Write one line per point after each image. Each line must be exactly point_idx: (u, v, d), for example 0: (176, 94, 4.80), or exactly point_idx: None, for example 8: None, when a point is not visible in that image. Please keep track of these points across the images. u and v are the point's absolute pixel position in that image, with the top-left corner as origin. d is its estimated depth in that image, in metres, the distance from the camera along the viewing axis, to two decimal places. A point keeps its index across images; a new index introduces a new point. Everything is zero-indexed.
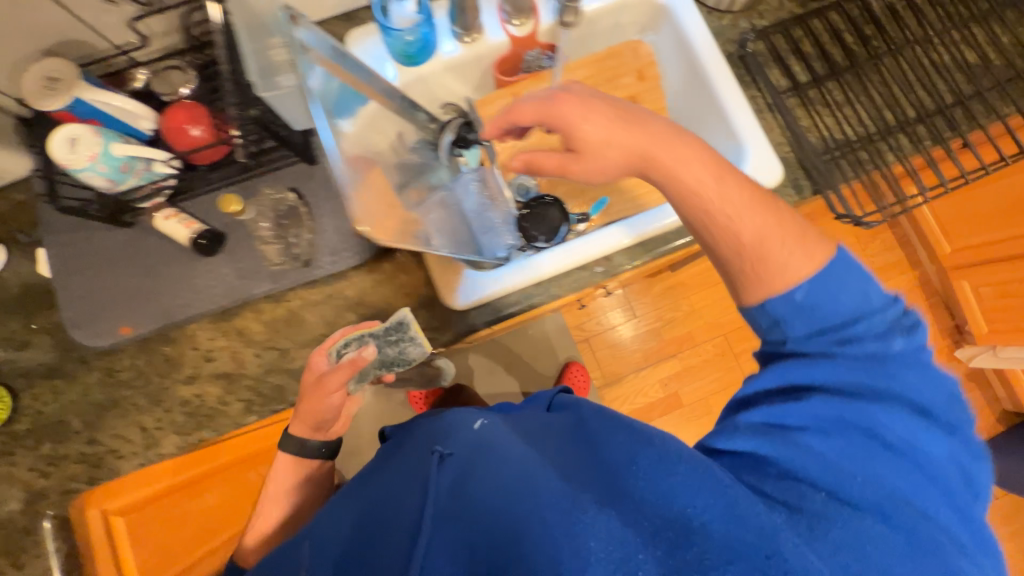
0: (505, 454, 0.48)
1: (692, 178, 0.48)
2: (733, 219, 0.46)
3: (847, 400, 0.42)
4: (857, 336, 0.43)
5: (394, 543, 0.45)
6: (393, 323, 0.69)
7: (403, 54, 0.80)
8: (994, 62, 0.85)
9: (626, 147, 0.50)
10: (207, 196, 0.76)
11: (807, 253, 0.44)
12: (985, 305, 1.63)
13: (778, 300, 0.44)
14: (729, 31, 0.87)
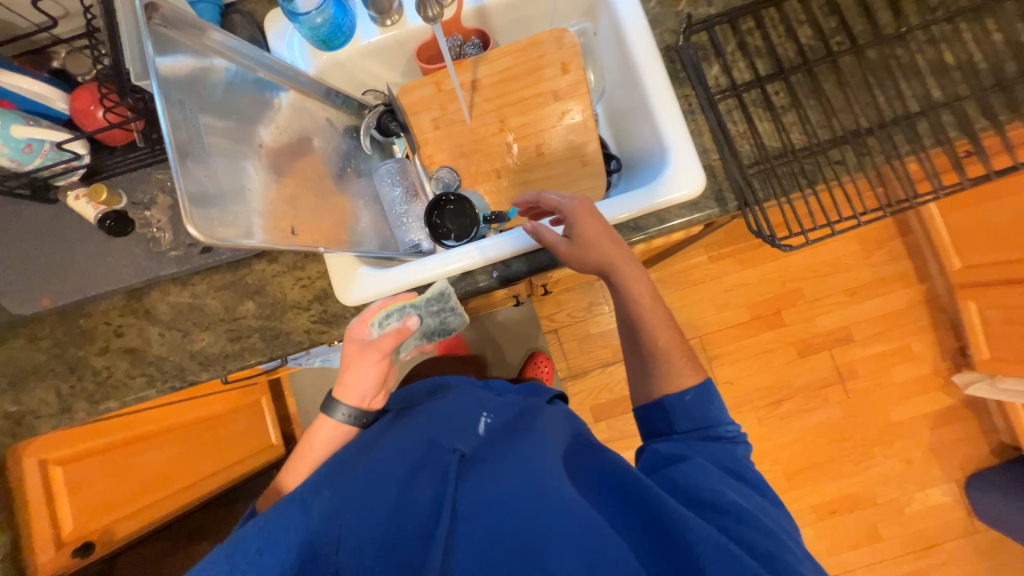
0: (520, 458, 0.59)
1: (637, 295, 0.70)
2: (649, 325, 0.70)
3: (713, 459, 0.61)
4: (713, 429, 0.63)
5: (415, 524, 0.54)
6: (434, 295, 0.72)
7: (317, 40, 0.77)
8: (979, 65, 0.74)
9: (603, 253, 0.67)
10: (122, 178, 0.79)
11: (692, 366, 0.67)
12: (989, 330, 1.50)
13: (670, 395, 0.65)
14: (669, 19, 0.79)
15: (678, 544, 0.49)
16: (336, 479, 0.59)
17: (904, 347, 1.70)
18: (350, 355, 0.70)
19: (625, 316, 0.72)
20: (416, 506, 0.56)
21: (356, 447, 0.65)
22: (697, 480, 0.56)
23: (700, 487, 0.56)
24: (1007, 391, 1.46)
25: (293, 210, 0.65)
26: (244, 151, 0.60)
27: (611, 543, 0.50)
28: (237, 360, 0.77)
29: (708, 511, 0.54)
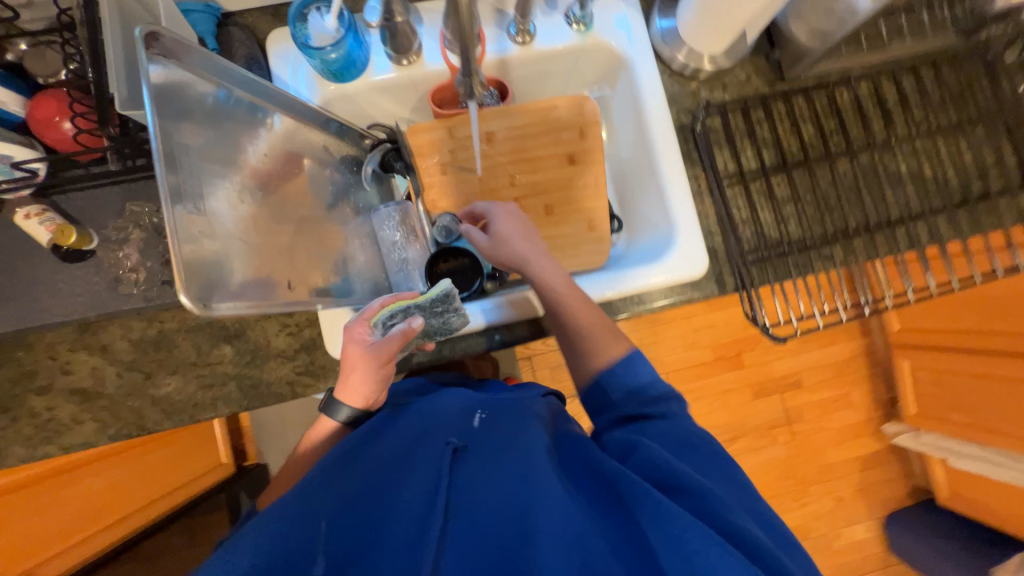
0: (513, 454, 0.56)
1: (553, 283, 0.68)
2: (572, 309, 0.67)
3: (671, 441, 0.56)
4: (660, 404, 0.61)
5: (397, 524, 0.50)
6: (440, 295, 0.61)
7: (328, 72, 0.73)
8: (951, 181, 0.81)
9: (515, 250, 0.70)
10: (84, 194, 0.69)
11: (614, 335, 0.67)
12: (918, 387, 1.67)
13: (601, 370, 0.65)
14: (686, 98, 0.82)
15: (662, 526, 0.45)
16: (323, 485, 0.55)
17: (846, 395, 1.85)
18: (350, 356, 0.64)
19: (548, 305, 0.68)
20: (400, 504, 0.52)
21: (344, 450, 0.60)
22: (664, 460, 0.52)
23: (670, 465, 0.51)
24: (929, 445, 1.63)
25: (266, 236, 0.61)
26: (221, 167, 0.57)
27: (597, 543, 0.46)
28: (207, 409, 0.70)
29: (682, 496, 0.49)
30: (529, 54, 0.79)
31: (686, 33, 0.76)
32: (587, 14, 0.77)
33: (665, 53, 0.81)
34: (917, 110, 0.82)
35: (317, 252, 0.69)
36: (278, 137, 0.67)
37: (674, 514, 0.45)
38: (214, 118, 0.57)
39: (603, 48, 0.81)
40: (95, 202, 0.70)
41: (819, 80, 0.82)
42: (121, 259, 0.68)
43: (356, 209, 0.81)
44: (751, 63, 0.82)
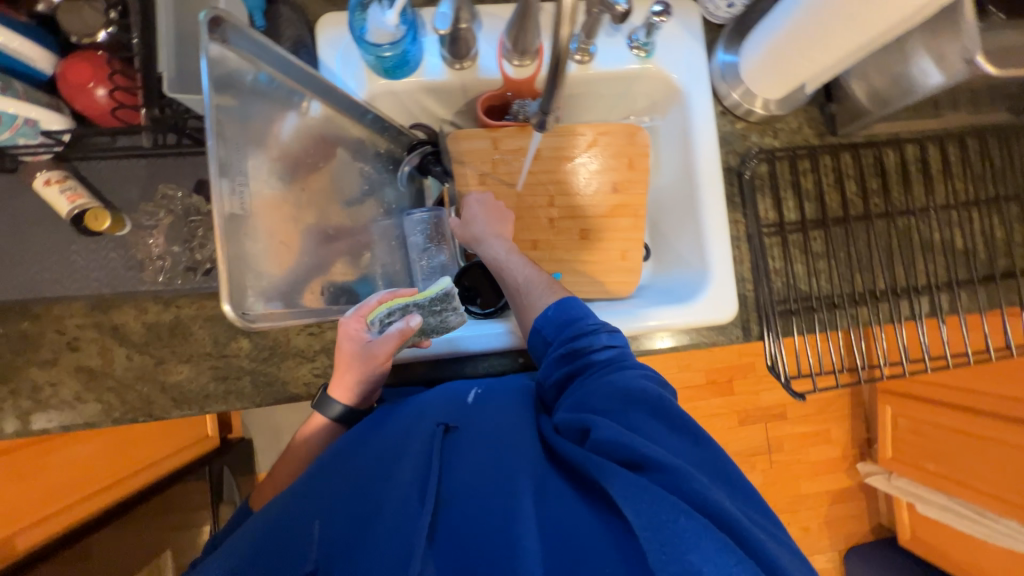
0: (499, 449, 0.55)
1: (501, 252, 0.73)
2: (512, 269, 0.71)
3: (630, 399, 0.54)
4: (612, 357, 0.59)
5: (382, 516, 0.50)
6: (439, 294, 0.63)
7: (380, 68, 0.71)
8: (980, 255, 0.82)
9: (473, 231, 0.75)
10: (109, 165, 0.65)
11: (555, 289, 0.68)
12: (895, 433, 1.72)
13: (537, 316, 0.65)
14: (736, 141, 0.81)
15: (639, 514, 0.43)
16: (317, 482, 0.56)
17: (826, 431, 1.89)
18: (344, 354, 0.62)
19: (499, 273, 0.72)
20: (384, 493, 0.52)
21: (338, 443, 0.60)
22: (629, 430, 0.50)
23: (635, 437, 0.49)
24: (899, 488, 1.70)
25: (290, 224, 0.59)
26: (252, 150, 0.54)
27: (581, 538, 0.46)
28: (218, 401, 0.68)
29: (650, 469, 0.47)
30: (586, 74, 0.78)
31: (746, 73, 0.75)
32: (651, 42, 0.75)
33: (721, 91, 0.80)
34: (957, 180, 0.82)
35: (343, 251, 0.69)
36: (313, 122, 0.64)
37: (643, 491, 0.44)
38: (253, 100, 0.54)
39: (661, 78, 0.79)
40: (120, 175, 0.66)
41: (867, 138, 0.82)
42: (151, 246, 0.65)
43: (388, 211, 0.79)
44: (804, 112, 0.81)
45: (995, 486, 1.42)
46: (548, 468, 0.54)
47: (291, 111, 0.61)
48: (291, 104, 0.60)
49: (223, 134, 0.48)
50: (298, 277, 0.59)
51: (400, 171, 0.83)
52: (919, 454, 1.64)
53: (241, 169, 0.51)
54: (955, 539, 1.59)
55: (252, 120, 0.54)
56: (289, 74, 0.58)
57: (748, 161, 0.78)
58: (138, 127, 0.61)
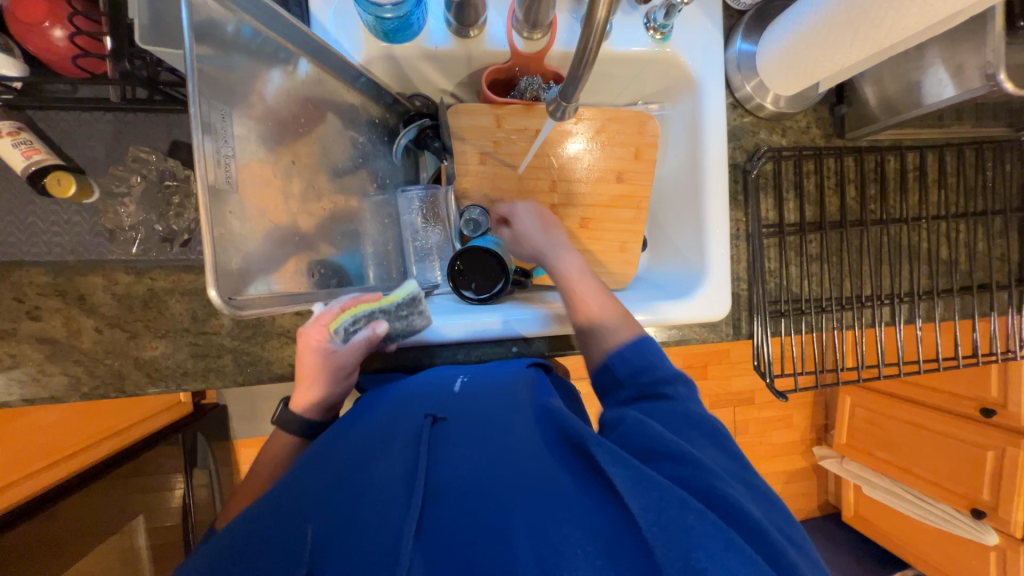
0: (497, 440, 0.55)
1: (567, 273, 0.70)
2: (583, 294, 0.68)
3: (671, 420, 0.54)
4: (666, 387, 0.58)
5: (374, 507, 0.49)
6: (405, 300, 0.66)
7: (378, 30, 0.64)
8: (960, 266, 0.85)
9: (533, 246, 0.73)
10: (71, 116, 0.59)
11: (626, 322, 0.66)
12: (851, 422, 1.81)
13: (608, 351, 0.63)
14: (745, 136, 0.79)
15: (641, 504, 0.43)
16: (306, 475, 0.54)
17: (788, 416, 1.98)
18: (309, 364, 0.62)
19: (565, 295, 0.70)
20: (378, 484, 0.51)
21: (332, 439, 0.59)
22: (647, 429, 0.51)
23: (648, 437, 0.50)
24: (849, 472, 1.80)
25: (280, 201, 0.55)
26: (237, 111, 0.50)
27: (579, 524, 0.45)
28: (198, 379, 0.65)
29: (664, 462, 0.48)
30: (599, 53, 0.73)
31: (762, 66, 0.73)
32: (669, 24, 0.71)
33: (735, 82, 0.77)
34: (951, 191, 0.84)
35: (336, 230, 0.65)
36: (298, 84, 0.59)
37: (649, 479, 0.44)
38: (234, 56, 0.49)
39: (675, 64, 0.76)
40: (85, 129, 0.59)
41: (872, 143, 0.82)
42: (120, 215, 0.60)
43: (382, 187, 0.75)
44: (814, 111, 0.80)
45: (937, 473, 1.55)
46: (544, 456, 0.53)
47: (275, 66, 0.55)
48: (273, 64, 0.54)
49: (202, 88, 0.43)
50: (288, 252, 0.56)
51: (396, 143, 0.77)
52: (873, 442, 1.75)
53: (224, 130, 0.46)
54: (894, 517, 1.74)
55: (234, 78, 0.49)
56: (275, 28, 0.53)
57: (755, 159, 0.76)
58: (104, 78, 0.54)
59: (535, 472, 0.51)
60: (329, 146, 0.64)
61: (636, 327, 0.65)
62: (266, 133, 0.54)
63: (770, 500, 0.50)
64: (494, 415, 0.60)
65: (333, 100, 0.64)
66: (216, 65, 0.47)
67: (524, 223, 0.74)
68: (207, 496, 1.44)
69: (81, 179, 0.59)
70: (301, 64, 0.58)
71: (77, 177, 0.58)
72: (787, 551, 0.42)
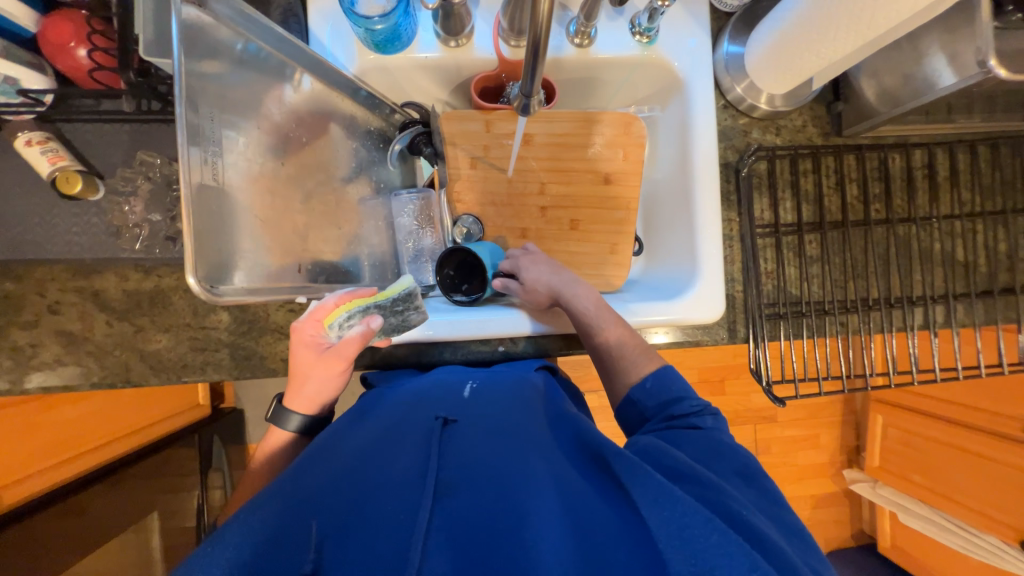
0: (512, 442, 0.53)
1: (583, 307, 0.69)
2: (604, 328, 0.67)
3: (698, 449, 0.53)
4: (693, 414, 0.58)
5: (386, 500, 0.47)
6: (400, 294, 0.63)
7: (371, 42, 0.68)
8: (980, 267, 0.80)
9: (546, 287, 0.71)
10: (93, 127, 0.65)
11: (647, 353, 0.66)
12: (884, 443, 1.69)
13: (632, 385, 0.64)
14: (737, 137, 0.79)
15: (670, 521, 0.42)
16: (309, 472, 0.52)
17: (815, 436, 1.82)
18: (305, 360, 0.64)
19: (584, 333, 0.69)
20: (390, 478, 0.49)
21: (335, 435, 0.59)
22: (671, 452, 0.51)
23: (683, 463, 0.49)
24: (884, 497, 1.69)
25: (275, 201, 0.59)
26: (239, 116, 0.54)
27: (605, 537, 0.44)
28: (196, 372, 0.69)
29: (688, 484, 0.48)
30: (585, 58, 0.75)
31: (751, 66, 0.72)
32: (654, 27, 0.72)
33: (725, 84, 0.78)
34: (965, 189, 0.79)
35: (331, 229, 0.68)
36: (303, 98, 0.64)
37: (672, 497, 0.43)
38: (239, 69, 0.54)
39: (662, 67, 0.77)
40: (104, 138, 0.65)
41: (873, 141, 0.79)
42: (126, 213, 0.64)
43: (376, 190, 0.78)
44: (810, 110, 0.79)
45: (979, 500, 1.42)
46: (565, 467, 0.52)
47: (284, 84, 0.60)
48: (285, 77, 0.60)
49: (192, 100, 0.46)
50: (281, 247, 0.59)
51: (390, 149, 0.81)
52: (909, 465, 1.62)
53: (214, 136, 0.49)
54: (935, 549, 1.60)
55: (234, 86, 0.53)
56: (275, 45, 0.57)
57: (745, 157, 0.75)
58: (119, 91, 0.60)
59: (557, 482, 0.49)
60: (326, 151, 0.68)
61: (656, 358, 0.66)
62: (268, 138, 0.58)
63: (802, 536, 0.48)
64: (503, 416, 0.58)
65: (330, 108, 0.68)
66: (217, 73, 0.51)
67: (534, 264, 0.74)
68: (221, 497, 1.49)
69: (92, 180, 0.62)
70: (304, 78, 0.62)
71: (88, 176, 0.62)
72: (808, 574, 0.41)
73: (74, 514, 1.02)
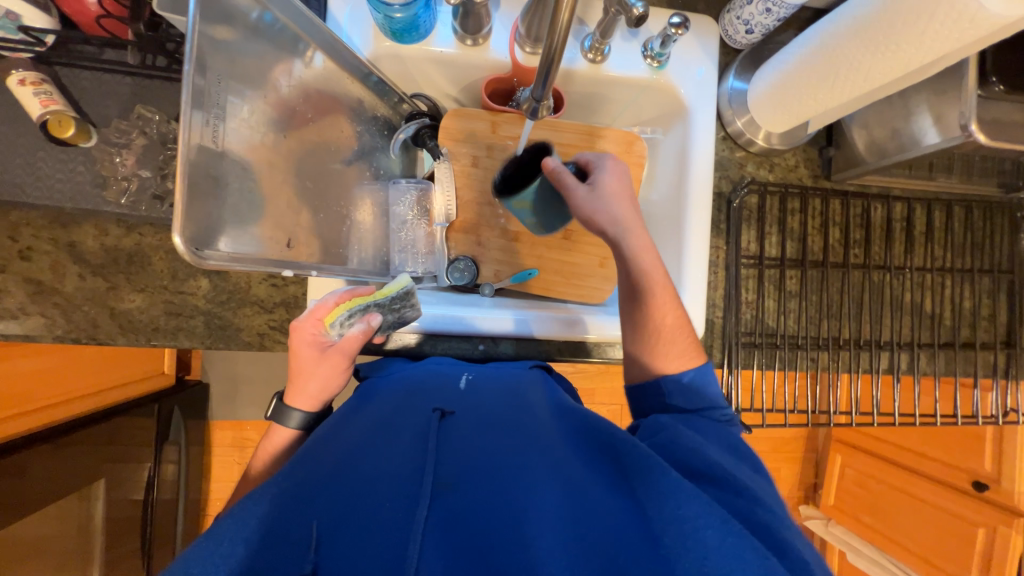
0: (513, 439, 0.54)
1: (644, 265, 0.64)
2: (660, 303, 0.63)
3: (721, 439, 0.54)
4: (717, 413, 0.58)
5: (386, 494, 0.47)
6: (399, 293, 0.64)
7: (388, 29, 0.69)
8: (945, 320, 0.84)
9: (615, 212, 0.66)
10: (92, 76, 0.63)
11: (690, 351, 0.63)
12: (841, 482, 1.73)
13: (668, 377, 0.61)
14: (732, 168, 0.81)
15: (676, 518, 0.43)
16: (313, 456, 0.52)
17: (776, 470, 1.84)
18: (304, 359, 0.63)
19: (632, 290, 0.64)
20: (386, 473, 0.49)
21: (335, 421, 0.59)
22: (687, 444, 0.51)
23: (688, 455, 0.50)
24: (834, 536, 1.74)
25: (274, 173, 0.58)
26: (248, 88, 0.54)
27: (610, 533, 0.45)
28: (167, 337, 0.68)
29: (704, 481, 0.48)
30: (596, 74, 0.77)
31: (752, 102, 0.75)
32: (665, 53, 0.75)
33: (726, 117, 0.80)
34: (937, 245, 0.83)
35: (327, 208, 0.68)
36: (313, 75, 0.64)
37: (678, 490, 0.45)
38: (251, 39, 0.53)
39: (668, 94, 0.79)
40: (102, 89, 0.63)
41: (858, 188, 0.83)
42: (116, 164, 0.62)
43: (376, 177, 0.79)
44: (804, 151, 0.82)
45: (924, 546, 1.47)
46: (567, 457, 0.52)
47: (295, 59, 0.60)
48: (305, 51, 0.61)
49: (203, 64, 0.46)
50: (274, 222, 0.58)
51: (394, 138, 0.82)
52: (860, 506, 1.67)
53: (218, 104, 0.48)
54: None
55: (241, 50, 0.52)
56: (292, 20, 0.57)
57: (738, 190, 0.79)
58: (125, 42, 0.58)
59: (559, 475, 0.50)
60: (327, 131, 0.67)
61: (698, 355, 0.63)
62: (274, 111, 0.58)
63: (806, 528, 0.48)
64: (500, 415, 0.58)
65: (338, 89, 0.68)
66: (227, 37, 0.50)
67: (608, 183, 0.68)
68: (174, 471, 1.43)
69: (85, 127, 0.61)
70: (316, 56, 0.62)
71: (83, 123, 0.61)
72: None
73: (22, 478, 0.96)
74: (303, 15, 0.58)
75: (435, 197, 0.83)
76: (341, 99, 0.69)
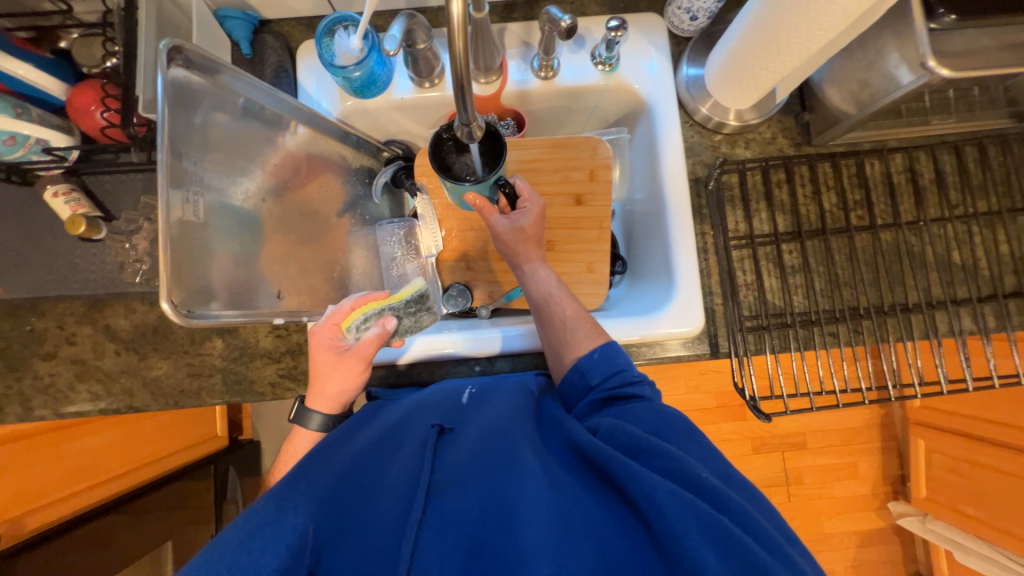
0: (501, 445, 0.54)
1: (543, 278, 0.68)
2: (558, 301, 0.66)
3: (646, 420, 0.54)
4: (633, 386, 0.58)
5: (380, 508, 0.49)
6: (413, 296, 0.72)
7: (350, 89, 0.76)
8: (981, 270, 0.75)
9: (521, 242, 0.68)
10: (110, 178, 0.73)
11: (597, 331, 0.64)
12: (929, 470, 1.53)
13: (580, 357, 0.62)
14: (705, 151, 0.80)
15: (650, 510, 0.43)
16: (309, 471, 0.54)
17: (852, 464, 1.65)
18: (321, 363, 0.63)
19: (533, 298, 0.68)
20: (382, 489, 0.52)
21: (332, 436, 0.61)
22: (626, 428, 0.51)
23: (651, 438, 0.49)
24: (935, 534, 1.52)
25: (267, 237, 0.64)
26: (240, 163, 0.61)
27: (592, 532, 0.44)
28: (192, 397, 0.74)
29: (649, 458, 0.48)
30: (550, 88, 0.80)
31: (710, 85, 0.74)
32: (614, 56, 0.76)
33: (690, 106, 0.80)
34: (953, 192, 0.77)
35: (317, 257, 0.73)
36: (299, 144, 0.70)
37: (641, 476, 0.44)
38: (238, 121, 0.60)
39: (626, 93, 0.81)
40: (120, 187, 0.73)
41: (848, 148, 0.79)
42: (127, 250, 0.71)
43: (362, 222, 0.84)
44: (779, 122, 0.80)
45: None
46: (550, 460, 0.53)
47: (282, 132, 0.67)
48: (294, 124, 0.69)
49: (179, 148, 0.52)
50: (264, 278, 0.63)
51: (375, 183, 0.87)
52: (957, 495, 1.46)
53: (196, 179, 0.54)
54: None
55: (224, 130, 0.58)
56: (265, 100, 0.63)
57: (713, 171, 0.77)
58: (128, 144, 0.67)
59: (545, 475, 0.50)
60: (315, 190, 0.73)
61: (602, 334, 0.64)
62: (262, 179, 0.64)
63: (761, 505, 0.48)
64: (490, 422, 0.58)
65: (321, 150, 0.74)
66: (209, 118, 0.56)
67: (522, 228, 0.68)
68: None
69: (96, 224, 0.68)
70: (298, 127, 0.69)
71: (91, 218, 0.67)
72: (787, 547, 0.42)
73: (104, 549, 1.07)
74: (279, 99, 0.64)
75: (421, 233, 0.88)
76: (329, 159, 0.76)
